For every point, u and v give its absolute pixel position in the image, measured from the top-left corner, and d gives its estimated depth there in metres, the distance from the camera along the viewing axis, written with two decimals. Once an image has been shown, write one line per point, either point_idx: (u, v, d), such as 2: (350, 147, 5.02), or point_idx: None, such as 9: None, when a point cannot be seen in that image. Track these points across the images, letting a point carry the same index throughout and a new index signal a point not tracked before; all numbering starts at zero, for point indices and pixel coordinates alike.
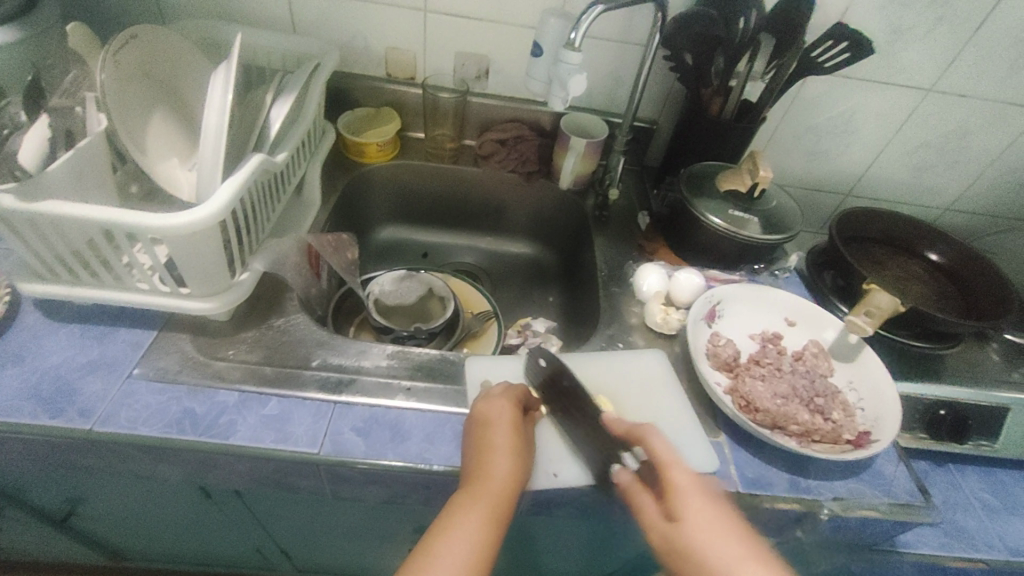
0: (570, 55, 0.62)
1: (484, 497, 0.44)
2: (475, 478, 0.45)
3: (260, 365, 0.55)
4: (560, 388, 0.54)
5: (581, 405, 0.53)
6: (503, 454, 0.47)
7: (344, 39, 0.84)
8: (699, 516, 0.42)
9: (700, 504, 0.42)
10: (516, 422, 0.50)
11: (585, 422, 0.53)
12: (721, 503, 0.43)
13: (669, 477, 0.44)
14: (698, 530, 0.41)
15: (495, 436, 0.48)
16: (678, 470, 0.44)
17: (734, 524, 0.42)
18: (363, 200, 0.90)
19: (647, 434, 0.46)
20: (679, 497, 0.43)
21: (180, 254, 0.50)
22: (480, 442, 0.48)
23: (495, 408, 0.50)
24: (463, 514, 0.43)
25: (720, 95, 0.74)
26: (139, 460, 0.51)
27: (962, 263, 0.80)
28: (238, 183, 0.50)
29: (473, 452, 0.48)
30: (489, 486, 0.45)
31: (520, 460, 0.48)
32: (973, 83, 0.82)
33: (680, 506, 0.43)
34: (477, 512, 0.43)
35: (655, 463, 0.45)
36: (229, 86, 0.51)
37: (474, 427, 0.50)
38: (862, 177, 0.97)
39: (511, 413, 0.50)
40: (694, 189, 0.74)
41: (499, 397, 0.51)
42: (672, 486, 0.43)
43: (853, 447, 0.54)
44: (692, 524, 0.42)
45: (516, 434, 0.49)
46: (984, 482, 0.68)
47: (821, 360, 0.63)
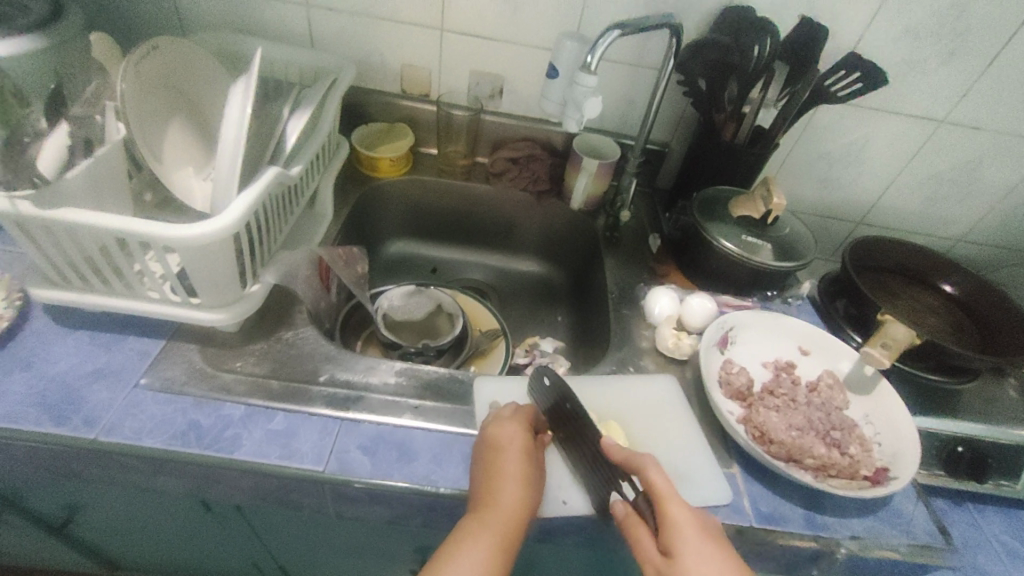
0: (587, 77, 0.63)
1: (495, 525, 0.43)
2: (484, 505, 0.44)
3: (267, 379, 0.54)
4: (568, 412, 0.51)
5: (587, 432, 0.50)
6: (513, 481, 0.46)
7: (362, 55, 0.84)
8: (694, 558, 0.40)
9: (696, 545, 0.40)
10: (528, 448, 0.48)
11: (586, 450, 0.51)
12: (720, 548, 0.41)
13: (667, 512, 0.42)
14: (693, 572, 0.40)
15: (506, 461, 0.47)
16: (676, 507, 0.42)
17: (733, 571, 0.40)
18: (375, 214, 0.90)
19: (645, 465, 0.44)
20: (674, 535, 0.41)
21: (193, 265, 0.49)
22: (490, 467, 0.47)
23: (507, 432, 0.49)
24: (469, 542, 0.42)
25: (734, 120, 0.74)
26: (142, 472, 0.50)
27: (977, 296, 0.79)
28: (251, 197, 0.50)
29: (483, 477, 0.46)
30: (498, 514, 0.44)
31: (530, 488, 0.47)
32: (987, 115, 0.82)
33: (675, 544, 0.41)
34: (487, 540, 0.42)
35: (653, 496, 0.43)
36: (250, 98, 0.51)
37: (485, 450, 0.48)
38: (875, 206, 0.97)
39: (522, 439, 0.49)
40: (707, 214, 0.74)
41: (511, 421, 0.50)
42: (669, 522, 0.42)
43: (870, 484, 0.52)
44: (687, 565, 0.40)
45: (528, 461, 0.48)
46: (1003, 523, 0.66)
47: (836, 392, 0.61)
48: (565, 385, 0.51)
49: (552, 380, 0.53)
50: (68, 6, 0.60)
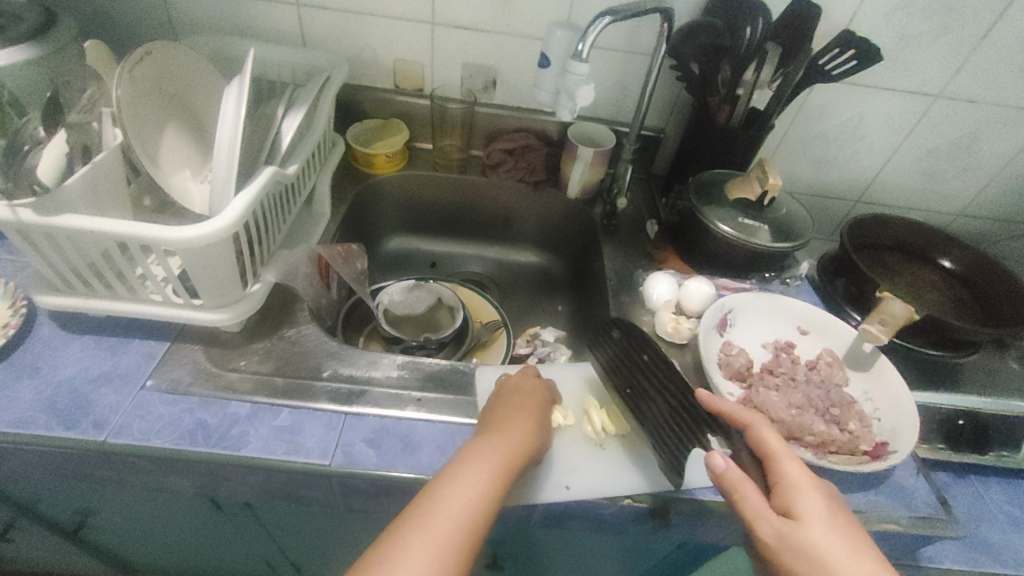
0: (577, 66, 0.63)
1: (502, 443, 0.46)
2: (495, 428, 0.48)
3: (271, 377, 0.55)
4: (642, 361, 0.58)
5: (668, 377, 0.55)
6: (525, 415, 0.50)
7: (353, 52, 0.84)
8: (820, 515, 0.41)
9: (820, 507, 0.41)
10: (544, 398, 0.54)
11: (660, 403, 0.53)
12: (838, 509, 0.42)
13: (787, 471, 0.43)
14: (818, 529, 0.40)
15: (519, 403, 0.52)
16: (795, 467, 0.43)
17: (850, 531, 0.41)
18: (372, 210, 0.91)
19: (756, 423, 0.46)
20: (797, 493, 0.42)
21: (194, 266, 0.50)
22: (508, 405, 0.51)
23: (528, 383, 0.55)
24: (478, 454, 0.45)
25: (728, 104, 0.74)
26: (152, 472, 0.51)
27: (977, 270, 0.79)
28: (249, 198, 0.50)
29: (499, 410, 0.51)
30: (507, 434, 0.47)
31: (539, 427, 0.50)
32: (983, 88, 0.82)
33: (798, 503, 0.41)
34: (493, 454, 0.45)
35: (768, 455, 0.44)
36: (242, 99, 0.51)
37: (501, 396, 0.53)
38: (873, 184, 0.96)
39: (540, 389, 0.54)
40: (703, 198, 0.74)
41: (532, 376, 0.56)
42: (789, 480, 0.43)
43: (871, 459, 0.53)
44: (812, 521, 0.40)
45: (541, 405, 0.52)
46: (1006, 494, 0.66)
47: (836, 369, 0.62)
48: (646, 340, 0.59)
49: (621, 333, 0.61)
50: (59, 14, 0.60)
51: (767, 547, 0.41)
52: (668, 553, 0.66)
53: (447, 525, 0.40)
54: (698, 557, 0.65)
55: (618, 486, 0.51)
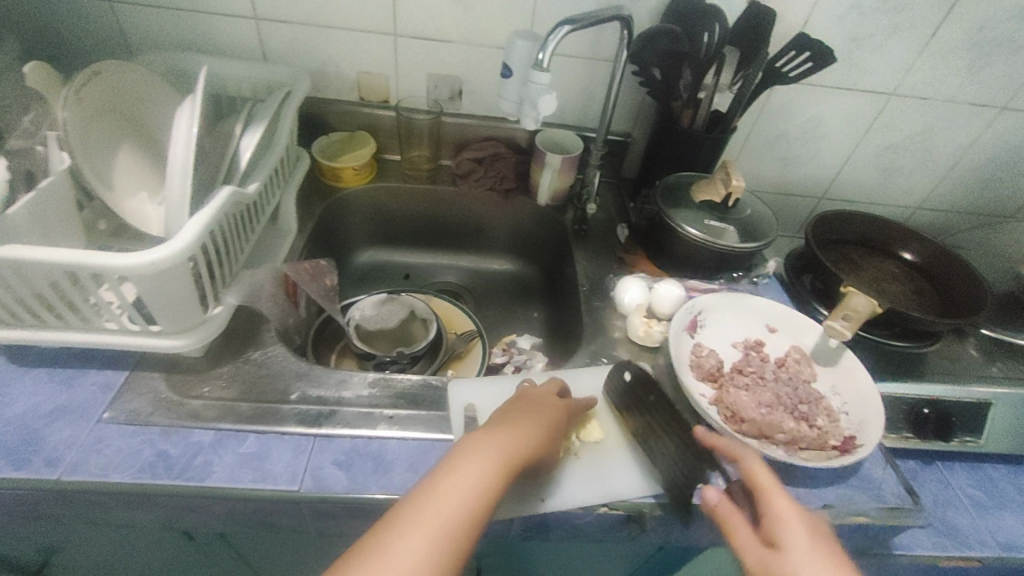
0: (539, 75, 0.63)
1: (513, 440, 0.45)
2: (501, 424, 0.47)
3: (237, 402, 0.54)
4: (651, 403, 0.54)
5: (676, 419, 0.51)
6: (535, 416, 0.49)
7: (315, 66, 0.83)
8: (803, 548, 0.40)
9: (804, 537, 0.41)
10: (557, 403, 0.52)
11: (667, 446, 0.51)
12: (827, 541, 0.42)
13: (772, 503, 0.43)
14: (801, 562, 0.40)
15: (534, 407, 0.51)
16: (782, 499, 0.43)
17: (837, 563, 0.40)
18: (341, 224, 0.89)
19: (744, 455, 0.46)
20: (781, 525, 0.42)
21: (149, 293, 0.48)
22: (518, 407, 0.51)
23: (540, 390, 0.54)
24: (483, 444, 0.44)
25: (689, 108, 0.75)
26: (112, 508, 0.49)
27: (935, 261, 0.82)
28: (204, 219, 0.49)
29: (508, 411, 0.50)
30: (513, 429, 0.46)
31: (549, 431, 0.49)
32: (933, 85, 0.84)
33: (780, 534, 0.41)
34: (505, 448, 0.44)
35: (753, 486, 0.44)
36: (195, 119, 0.50)
37: (516, 400, 0.52)
38: (835, 181, 0.99)
39: (552, 396, 0.53)
40: (670, 201, 0.75)
41: (544, 384, 0.55)
42: (774, 512, 0.42)
43: (840, 453, 0.54)
44: (794, 554, 0.40)
45: (553, 408, 0.51)
46: (971, 478, 0.68)
47: (803, 366, 0.63)
48: (650, 380, 0.55)
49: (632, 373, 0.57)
50: None
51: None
52: (649, 556, 0.66)
53: (444, 509, 0.39)
54: (679, 559, 0.65)
55: (592, 495, 0.51)
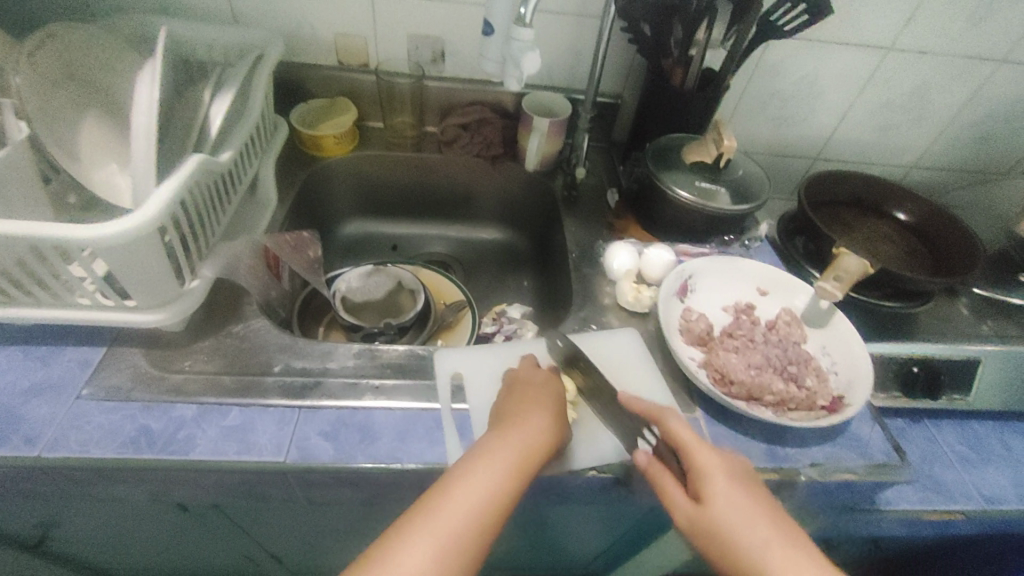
0: (521, 31, 0.60)
1: (520, 436, 0.45)
2: (507, 425, 0.47)
3: (219, 375, 0.53)
4: (582, 367, 0.56)
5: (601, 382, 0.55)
6: (541, 412, 0.48)
7: (289, 27, 0.79)
8: (726, 499, 0.42)
9: (726, 487, 0.43)
10: (559, 392, 0.52)
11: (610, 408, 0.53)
12: (748, 484, 0.44)
13: (694, 460, 0.44)
14: (723, 511, 0.42)
15: (536, 395, 0.50)
16: (702, 453, 0.44)
17: (760, 508, 0.42)
18: (324, 195, 0.87)
19: (664, 415, 0.46)
20: (704, 478, 0.43)
21: (119, 266, 0.47)
22: (521, 399, 0.50)
23: (541, 377, 0.53)
24: (494, 452, 0.44)
25: (681, 65, 0.72)
26: (98, 482, 0.49)
27: (928, 221, 0.80)
28: (171, 188, 0.46)
29: (511, 405, 0.49)
30: (522, 432, 0.45)
31: (553, 418, 0.49)
32: (933, 38, 0.81)
33: (704, 487, 0.43)
34: (511, 447, 0.44)
35: (677, 445, 0.45)
36: (157, 81, 0.47)
37: (516, 387, 0.52)
38: (830, 140, 0.96)
39: (554, 383, 0.53)
40: (660, 163, 0.73)
41: (543, 369, 0.54)
42: (697, 468, 0.44)
43: (828, 413, 0.54)
44: (717, 506, 0.42)
45: (556, 400, 0.50)
46: (958, 435, 0.69)
47: (794, 328, 0.62)
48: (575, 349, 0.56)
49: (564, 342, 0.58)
50: None
51: (686, 532, 0.44)
52: (640, 517, 0.67)
53: (456, 523, 0.39)
54: (669, 519, 0.66)
55: (583, 458, 0.51)
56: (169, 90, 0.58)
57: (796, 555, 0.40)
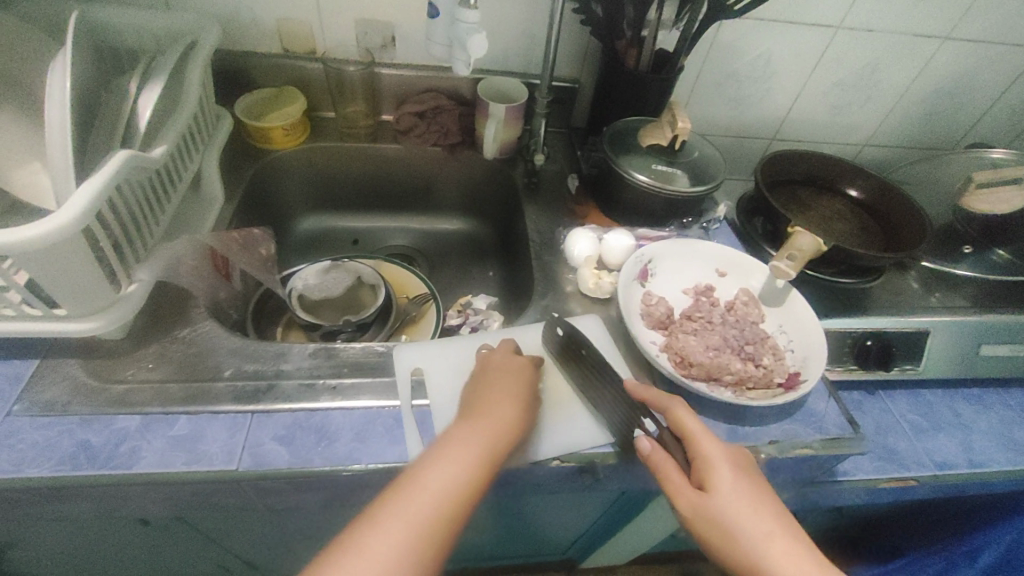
0: (467, 13, 0.59)
1: (488, 426, 0.45)
2: (477, 414, 0.46)
3: (165, 383, 0.50)
4: (584, 355, 0.54)
5: (605, 371, 0.52)
6: (512, 400, 0.48)
7: (228, 12, 0.75)
8: (731, 489, 0.43)
9: (731, 478, 0.44)
10: (531, 378, 0.51)
11: (609, 395, 0.52)
12: (749, 475, 0.45)
13: (701, 449, 0.45)
14: (728, 501, 0.43)
15: (504, 383, 0.50)
16: (709, 443, 0.45)
17: (760, 498, 0.44)
18: (277, 189, 0.84)
19: (673, 404, 0.47)
20: (710, 467, 0.44)
21: (42, 273, 0.43)
22: (492, 386, 0.49)
23: (514, 363, 0.52)
24: (465, 442, 0.43)
25: (634, 47, 0.71)
26: (38, 503, 0.46)
27: (879, 197, 0.83)
28: (94, 186, 0.43)
29: (482, 393, 0.48)
30: (491, 423, 0.45)
31: (522, 405, 0.48)
32: (879, 16, 0.83)
33: (711, 477, 0.44)
34: (480, 438, 0.44)
35: (685, 434, 0.46)
36: (70, 73, 0.45)
37: (484, 373, 0.51)
38: (786, 120, 0.98)
39: (527, 369, 0.52)
40: (617, 147, 0.73)
41: (517, 354, 0.53)
42: (704, 456, 0.45)
43: (784, 390, 0.55)
44: (723, 495, 0.43)
45: (526, 387, 0.50)
46: (911, 403, 0.71)
47: (751, 308, 0.63)
48: (577, 335, 0.53)
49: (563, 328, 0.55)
50: None
51: (684, 517, 0.44)
52: (611, 501, 0.68)
53: (422, 513, 0.39)
54: (639, 501, 0.66)
55: (547, 449, 0.50)
56: (92, 81, 0.55)
57: (790, 544, 0.42)
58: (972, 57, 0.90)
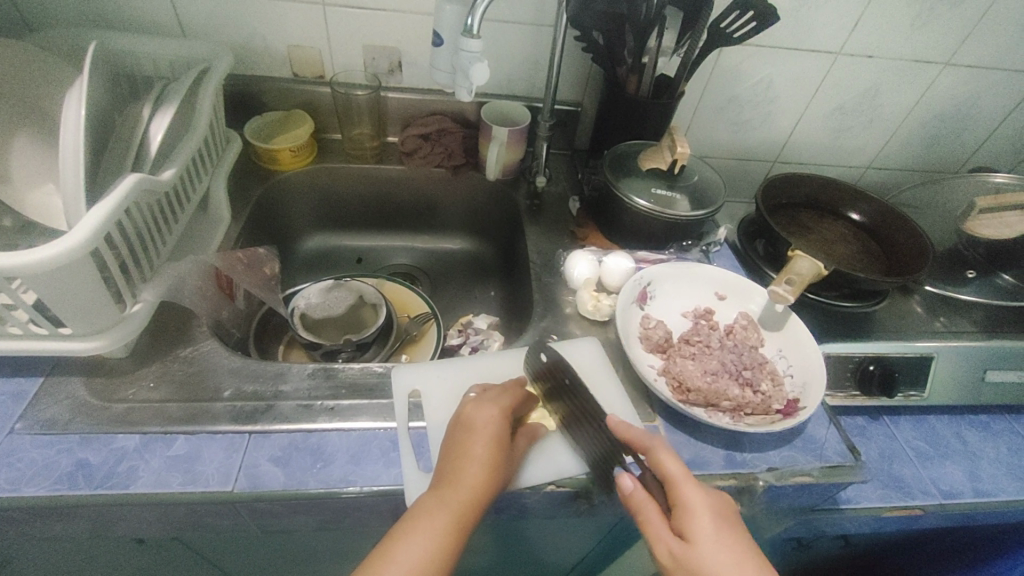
0: (469, 42, 0.60)
1: (450, 503, 0.42)
2: (444, 487, 0.43)
3: (166, 403, 0.51)
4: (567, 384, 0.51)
5: (586, 404, 0.49)
6: (476, 465, 0.44)
7: (240, 39, 0.78)
8: (712, 540, 0.42)
9: (712, 528, 0.43)
10: (500, 435, 0.47)
11: (590, 428, 0.51)
12: (731, 523, 0.44)
13: (682, 495, 0.44)
14: (708, 551, 0.42)
15: (472, 444, 0.46)
16: (691, 490, 0.44)
17: (742, 549, 0.43)
18: (283, 209, 0.85)
19: (657, 448, 0.46)
20: (691, 516, 0.43)
21: (48, 293, 0.44)
22: (457, 449, 0.46)
23: (484, 419, 0.48)
24: (424, 521, 0.42)
25: (635, 73, 0.72)
26: (36, 521, 0.46)
27: (881, 220, 0.82)
28: (103, 211, 0.44)
29: (448, 457, 0.46)
30: (454, 499, 0.42)
31: (492, 472, 0.45)
32: (878, 43, 0.84)
33: (693, 527, 0.43)
34: (441, 519, 0.42)
35: (666, 479, 0.45)
36: (84, 101, 0.46)
37: (457, 429, 0.48)
38: (787, 143, 0.98)
39: (496, 425, 0.48)
40: (617, 171, 0.73)
41: (488, 405, 0.49)
42: (686, 505, 0.43)
43: (783, 416, 0.54)
44: (704, 546, 0.42)
45: (498, 448, 0.46)
46: (916, 430, 0.70)
47: (751, 332, 0.63)
48: (560, 363, 0.51)
49: (549, 354, 0.53)
50: None
51: (665, 568, 0.43)
52: (610, 526, 0.67)
53: None
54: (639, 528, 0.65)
55: (544, 472, 0.50)
56: (106, 105, 0.56)
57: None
58: (972, 82, 0.90)
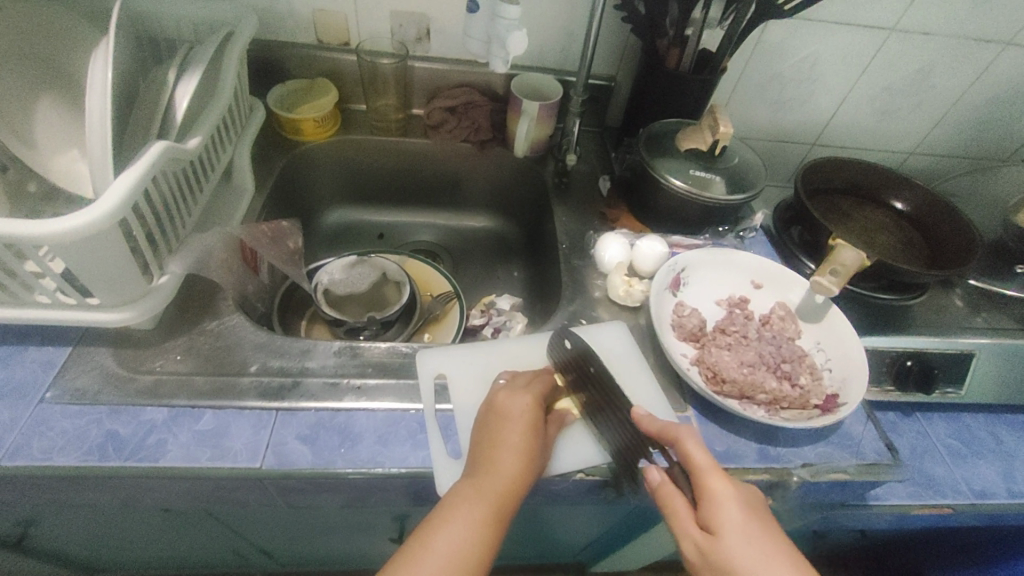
0: (508, 9, 0.58)
1: (487, 491, 0.42)
2: (481, 473, 0.43)
3: (192, 376, 0.51)
4: (591, 373, 0.51)
5: (613, 395, 0.50)
6: (512, 453, 0.44)
7: (264, 2, 0.75)
8: (738, 532, 0.40)
9: (740, 520, 0.41)
10: (535, 423, 0.47)
11: (611, 417, 0.50)
12: (759, 514, 0.42)
13: (708, 486, 0.42)
14: (735, 545, 0.40)
15: (507, 432, 0.45)
16: (717, 481, 0.42)
17: (773, 542, 0.41)
18: (306, 181, 0.84)
19: (682, 438, 0.44)
20: (717, 508, 0.41)
21: (76, 261, 0.43)
22: (491, 436, 0.46)
23: (517, 407, 0.47)
24: (460, 508, 0.42)
25: (677, 46, 0.69)
26: (67, 489, 0.47)
27: (926, 209, 0.79)
28: (131, 178, 0.43)
29: (481, 444, 0.46)
30: (491, 486, 0.42)
31: (528, 460, 0.44)
32: (937, 19, 0.78)
33: (718, 519, 0.41)
34: (479, 506, 0.42)
35: (692, 470, 0.43)
36: (111, 60, 0.45)
37: (491, 416, 0.48)
38: (828, 126, 0.94)
39: (531, 412, 0.47)
40: (653, 150, 0.70)
41: (521, 393, 0.49)
42: (712, 496, 0.42)
43: (821, 412, 0.53)
44: (730, 539, 0.40)
45: (533, 437, 0.46)
46: (951, 429, 0.68)
47: (788, 323, 0.61)
48: (588, 351, 0.52)
49: (573, 342, 0.53)
50: None
51: (691, 563, 0.42)
52: (632, 513, 0.67)
53: None
54: (661, 517, 0.64)
55: (574, 461, 0.50)
56: (130, 69, 0.55)
57: None
58: None
